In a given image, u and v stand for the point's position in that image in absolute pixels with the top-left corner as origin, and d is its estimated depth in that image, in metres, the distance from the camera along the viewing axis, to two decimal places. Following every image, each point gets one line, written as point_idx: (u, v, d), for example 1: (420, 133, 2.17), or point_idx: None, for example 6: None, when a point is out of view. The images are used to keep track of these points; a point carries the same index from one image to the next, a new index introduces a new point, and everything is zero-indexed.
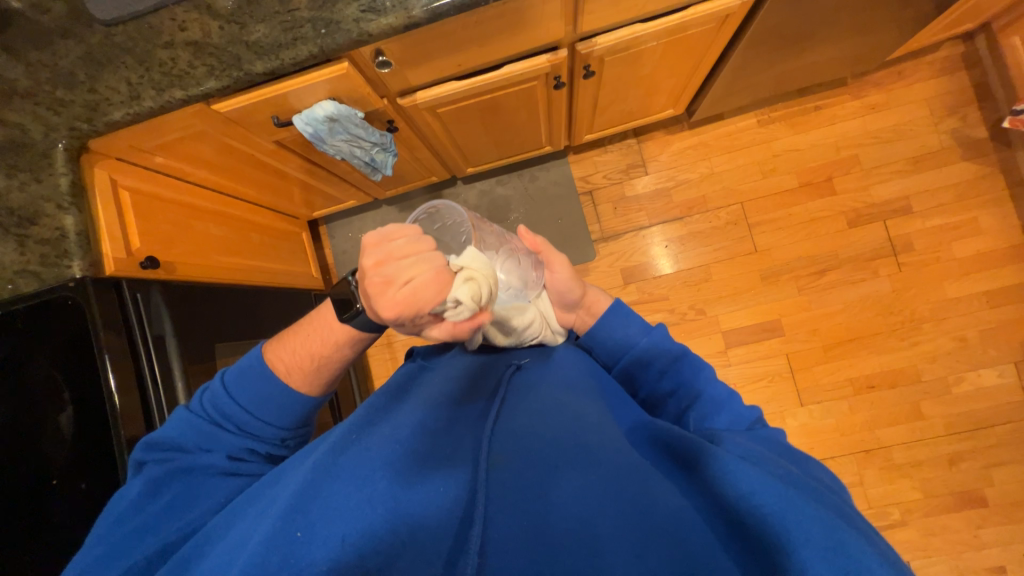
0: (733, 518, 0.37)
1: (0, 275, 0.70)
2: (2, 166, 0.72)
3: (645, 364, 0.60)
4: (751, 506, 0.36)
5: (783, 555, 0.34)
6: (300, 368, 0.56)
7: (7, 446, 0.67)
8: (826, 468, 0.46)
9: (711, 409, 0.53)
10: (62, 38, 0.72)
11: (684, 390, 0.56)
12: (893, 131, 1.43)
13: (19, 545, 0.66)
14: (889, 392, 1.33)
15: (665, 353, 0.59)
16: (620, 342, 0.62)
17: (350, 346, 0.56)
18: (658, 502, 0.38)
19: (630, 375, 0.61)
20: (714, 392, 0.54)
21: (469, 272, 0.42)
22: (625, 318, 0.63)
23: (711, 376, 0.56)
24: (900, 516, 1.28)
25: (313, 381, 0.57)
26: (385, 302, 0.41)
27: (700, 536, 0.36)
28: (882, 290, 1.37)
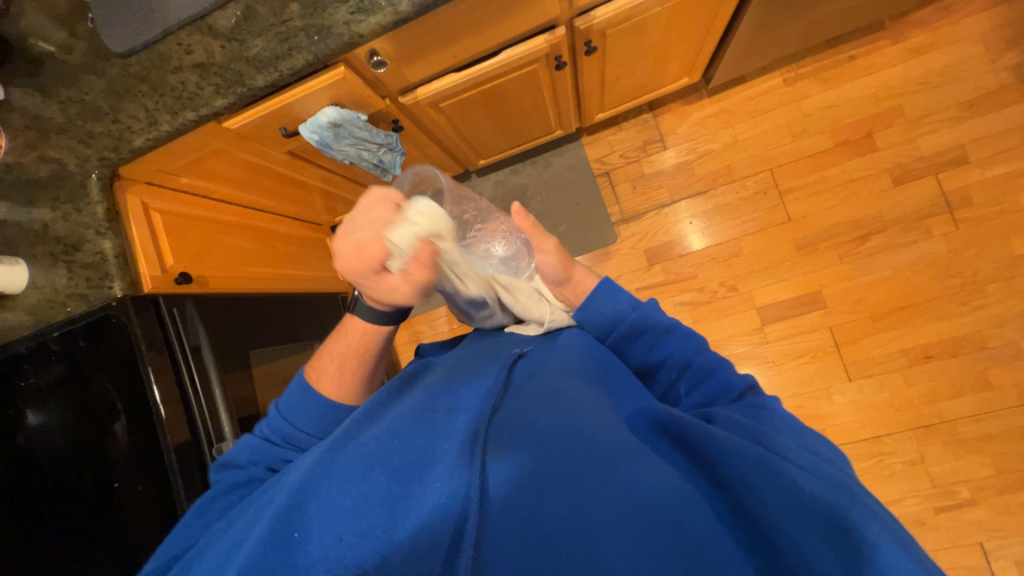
0: (732, 495, 0.41)
1: (54, 299, 0.77)
2: (46, 200, 0.78)
3: (635, 336, 0.59)
4: (746, 485, 0.39)
5: (772, 529, 0.38)
6: (328, 370, 0.62)
7: (83, 450, 0.76)
8: (824, 437, 0.48)
9: (699, 377, 0.56)
10: (86, 74, 0.77)
11: (673, 359, 0.57)
12: (942, 74, 1.29)
13: (96, 538, 0.75)
14: (950, 361, 1.22)
15: (654, 326, 0.59)
16: (609, 316, 0.61)
17: (368, 341, 0.62)
18: (654, 484, 0.41)
19: (619, 351, 0.61)
20: (704, 359, 0.56)
21: (409, 215, 0.51)
22: (613, 295, 0.61)
23: (702, 344, 0.57)
24: (969, 494, 1.18)
25: (342, 386, 0.62)
26: (347, 258, 0.51)
27: (693, 513, 0.40)
28: (937, 250, 1.25)
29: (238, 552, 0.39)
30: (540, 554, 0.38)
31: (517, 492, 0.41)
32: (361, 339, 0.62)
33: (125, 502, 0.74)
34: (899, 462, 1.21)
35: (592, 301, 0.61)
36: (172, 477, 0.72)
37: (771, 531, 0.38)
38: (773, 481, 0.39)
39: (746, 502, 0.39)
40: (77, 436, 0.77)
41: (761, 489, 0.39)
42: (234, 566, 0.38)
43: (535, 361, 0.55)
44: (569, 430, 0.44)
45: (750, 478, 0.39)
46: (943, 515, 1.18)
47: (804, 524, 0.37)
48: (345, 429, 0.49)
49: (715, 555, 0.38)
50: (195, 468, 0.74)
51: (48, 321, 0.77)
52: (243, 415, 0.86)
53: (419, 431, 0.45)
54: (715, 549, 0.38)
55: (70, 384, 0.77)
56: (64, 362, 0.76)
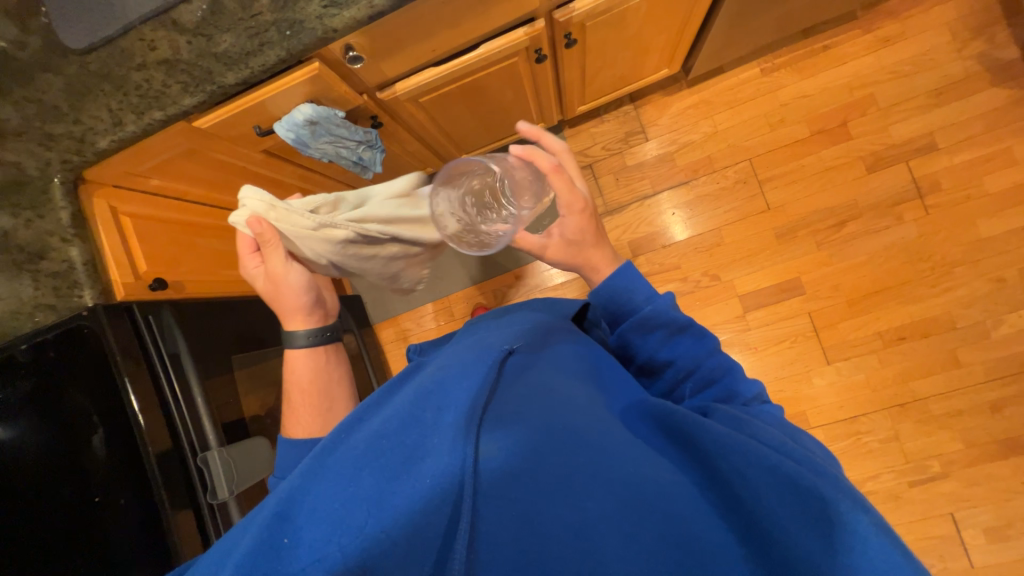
0: (723, 488, 0.42)
1: (20, 311, 0.73)
2: (3, 207, 0.73)
3: (649, 329, 0.61)
4: (741, 479, 0.40)
5: (762, 522, 0.39)
6: (289, 415, 0.68)
7: (56, 466, 0.73)
8: (818, 441, 0.50)
9: (706, 381, 0.58)
10: (42, 72, 0.73)
11: (682, 360, 0.59)
12: (912, 63, 1.32)
13: (78, 552, 0.73)
14: (922, 341, 1.27)
15: (671, 323, 0.60)
16: (625, 304, 0.62)
17: (312, 371, 0.69)
18: (648, 476, 0.42)
19: (630, 340, 0.62)
20: (714, 362, 0.58)
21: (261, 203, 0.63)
22: (632, 284, 0.62)
23: (714, 347, 0.60)
24: (941, 467, 1.23)
25: (306, 424, 0.66)
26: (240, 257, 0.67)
27: (685, 505, 0.41)
28: (908, 235, 1.29)
29: (228, 558, 0.39)
30: (533, 549, 0.39)
31: (509, 488, 0.41)
32: (307, 370, 0.69)
33: (106, 518, 0.72)
34: (876, 440, 1.26)
35: (607, 284, 0.62)
36: (156, 487, 0.70)
37: (763, 522, 0.39)
38: (767, 473, 0.40)
39: (738, 493, 0.40)
40: (50, 452, 0.73)
41: (754, 481, 0.40)
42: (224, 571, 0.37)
43: (529, 357, 0.55)
44: (562, 426, 0.44)
45: (744, 471, 0.40)
46: (917, 488, 1.23)
47: (794, 513, 0.39)
48: (336, 431, 0.49)
49: (707, 545, 0.39)
50: (179, 478, 0.73)
51: (13, 333, 0.74)
52: (227, 421, 0.84)
53: (408, 430, 0.44)
54: (708, 540, 0.39)
55: (37, 398, 0.73)
56: (34, 375, 0.73)
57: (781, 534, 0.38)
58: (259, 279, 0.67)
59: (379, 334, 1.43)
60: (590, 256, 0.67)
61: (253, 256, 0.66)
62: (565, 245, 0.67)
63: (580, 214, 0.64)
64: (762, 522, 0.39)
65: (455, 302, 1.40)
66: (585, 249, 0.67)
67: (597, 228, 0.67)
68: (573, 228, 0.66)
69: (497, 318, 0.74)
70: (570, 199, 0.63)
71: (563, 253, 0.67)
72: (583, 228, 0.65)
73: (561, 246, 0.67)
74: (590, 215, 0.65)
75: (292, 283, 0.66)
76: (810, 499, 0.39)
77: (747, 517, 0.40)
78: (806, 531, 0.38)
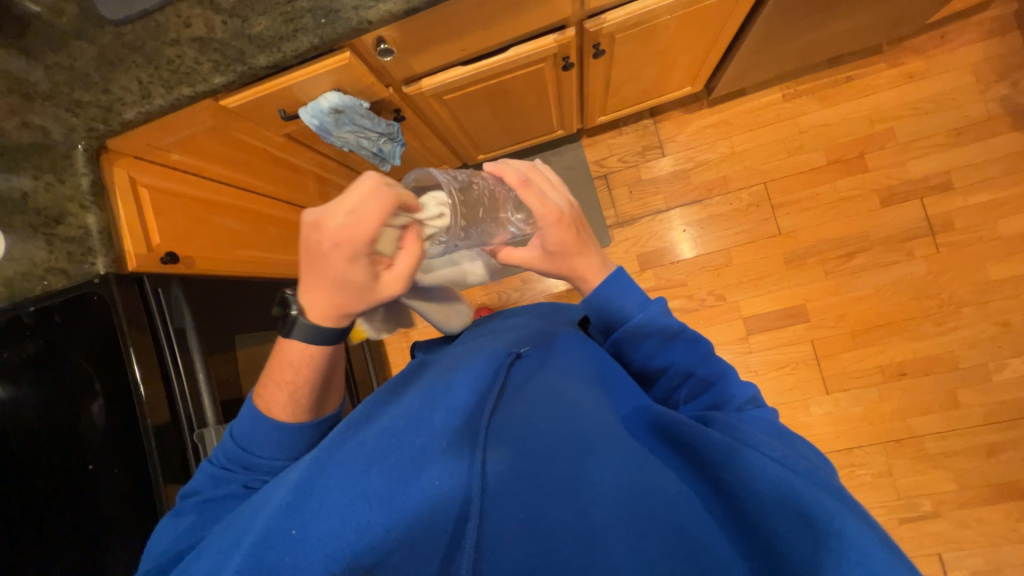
0: (729, 501, 0.42)
1: (32, 273, 0.74)
2: (28, 169, 0.74)
3: (642, 337, 0.60)
4: (747, 491, 0.40)
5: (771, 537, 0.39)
6: (273, 396, 0.56)
7: (54, 430, 0.74)
8: (813, 446, 0.50)
9: (701, 387, 0.57)
10: (76, 40, 0.74)
11: (676, 366, 0.59)
12: (934, 101, 1.33)
13: (67, 518, 0.73)
14: (923, 379, 1.27)
15: (663, 329, 0.59)
16: (617, 313, 0.61)
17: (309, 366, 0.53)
18: (654, 486, 0.42)
19: (624, 347, 0.61)
20: (710, 367, 0.58)
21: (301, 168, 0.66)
22: (624, 290, 0.62)
23: (708, 350, 0.59)
24: (932, 507, 1.23)
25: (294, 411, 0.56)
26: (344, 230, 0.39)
27: (691, 516, 0.41)
28: (917, 272, 1.29)
29: (233, 549, 0.39)
30: (541, 553, 0.38)
31: (517, 491, 0.41)
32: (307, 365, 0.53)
33: (97, 486, 0.73)
34: (869, 473, 1.25)
35: (600, 292, 0.61)
36: (151, 461, 0.70)
37: (767, 534, 0.39)
38: (772, 484, 0.40)
39: (742, 505, 0.41)
40: (50, 415, 0.74)
41: (759, 493, 0.40)
42: (230, 567, 0.37)
43: (539, 360, 0.55)
44: (569, 431, 0.45)
45: (748, 483, 0.40)
46: (906, 525, 1.23)
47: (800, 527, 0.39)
48: (344, 424, 0.49)
49: (712, 557, 0.39)
50: (176, 451, 0.73)
51: (25, 294, 0.74)
52: (226, 400, 0.84)
53: (417, 429, 0.45)
54: (713, 552, 0.39)
55: (43, 361, 0.74)
56: (42, 338, 0.74)
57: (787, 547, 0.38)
58: (352, 298, 0.45)
59: None
60: (575, 265, 0.64)
61: (354, 264, 0.42)
62: (545, 257, 0.63)
63: (558, 227, 0.61)
64: (769, 536, 0.39)
65: None
66: (568, 258, 0.64)
67: (580, 236, 0.64)
68: (553, 240, 0.62)
69: (507, 320, 0.74)
70: (543, 212, 0.59)
71: (546, 263, 0.65)
72: (564, 238, 0.62)
73: (543, 257, 0.64)
74: (569, 224, 0.61)
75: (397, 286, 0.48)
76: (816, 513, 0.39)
77: (751, 530, 0.40)
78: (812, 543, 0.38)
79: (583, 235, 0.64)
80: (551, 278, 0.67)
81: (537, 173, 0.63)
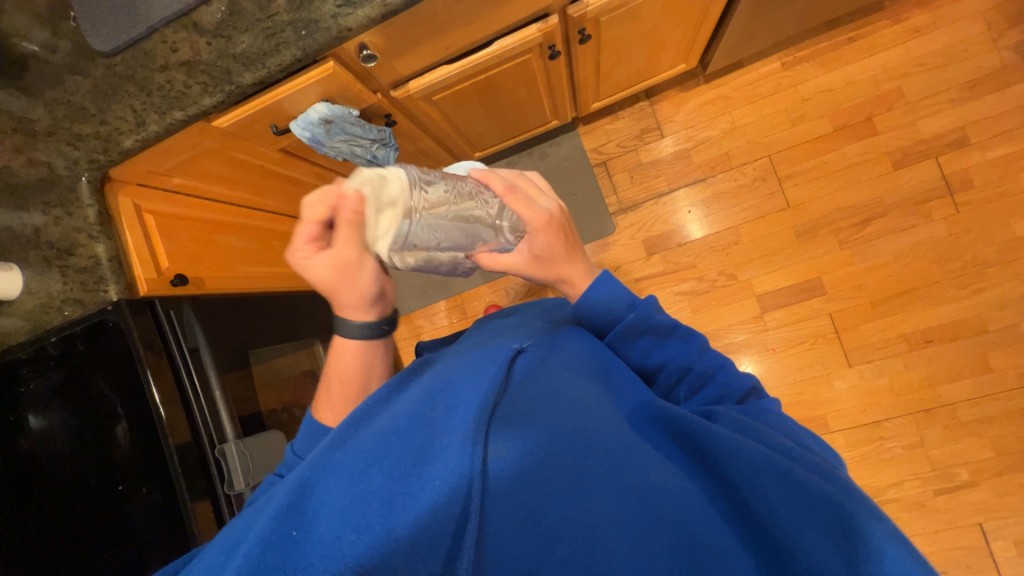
0: (735, 495, 0.41)
1: (50, 304, 0.77)
2: (37, 205, 0.77)
3: (636, 335, 0.60)
4: (752, 485, 0.40)
5: (778, 532, 0.39)
6: (327, 400, 0.62)
7: (84, 454, 0.77)
8: (817, 438, 0.51)
9: (700, 381, 0.58)
10: (71, 75, 0.75)
11: (673, 363, 0.59)
12: (942, 55, 1.27)
13: (102, 539, 0.75)
14: (950, 345, 1.22)
15: (657, 326, 0.59)
16: (608, 316, 0.61)
17: (359, 361, 0.61)
18: (657, 481, 0.41)
19: (618, 349, 0.61)
20: (705, 362, 0.58)
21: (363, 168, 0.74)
22: (613, 294, 0.60)
23: (703, 345, 0.60)
24: (969, 476, 1.19)
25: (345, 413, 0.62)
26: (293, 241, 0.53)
27: (695, 512, 0.40)
28: (937, 234, 1.24)
29: (234, 553, 0.39)
30: (541, 552, 0.39)
31: (517, 489, 0.41)
32: (357, 359, 0.61)
33: (129, 506, 0.75)
34: (900, 446, 1.22)
35: (589, 296, 0.60)
36: (177, 481, 0.72)
37: (772, 529, 0.39)
38: (777, 479, 0.40)
39: (748, 499, 0.40)
40: (79, 440, 0.77)
41: (765, 488, 0.40)
42: (232, 567, 0.38)
43: (540, 356, 0.55)
44: (571, 427, 0.44)
45: (753, 478, 0.40)
46: (943, 496, 1.19)
47: (805, 522, 0.39)
48: (344, 426, 0.49)
49: (718, 551, 0.38)
50: (199, 469, 0.74)
51: (45, 327, 0.77)
52: (244, 416, 0.86)
53: (417, 428, 0.45)
54: (717, 546, 0.39)
55: (69, 389, 0.77)
56: (64, 367, 0.77)
57: (794, 544, 0.38)
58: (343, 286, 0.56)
59: (392, 331, 1.45)
60: (563, 271, 0.63)
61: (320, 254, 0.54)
62: (533, 261, 0.63)
63: (545, 232, 0.60)
64: (777, 532, 0.39)
65: (467, 300, 1.41)
66: (556, 264, 0.63)
67: (569, 242, 0.63)
68: (541, 245, 0.61)
69: (506, 318, 0.74)
70: (530, 218, 0.59)
71: (534, 268, 0.64)
72: (552, 244, 0.61)
73: (530, 261, 0.63)
74: (557, 229, 0.61)
75: (359, 271, 0.55)
76: (821, 507, 0.39)
77: (755, 525, 0.40)
78: (823, 538, 0.38)
79: (571, 241, 0.64)
80: (537, 284, 0.66)
81: (526, 182, 0.64)
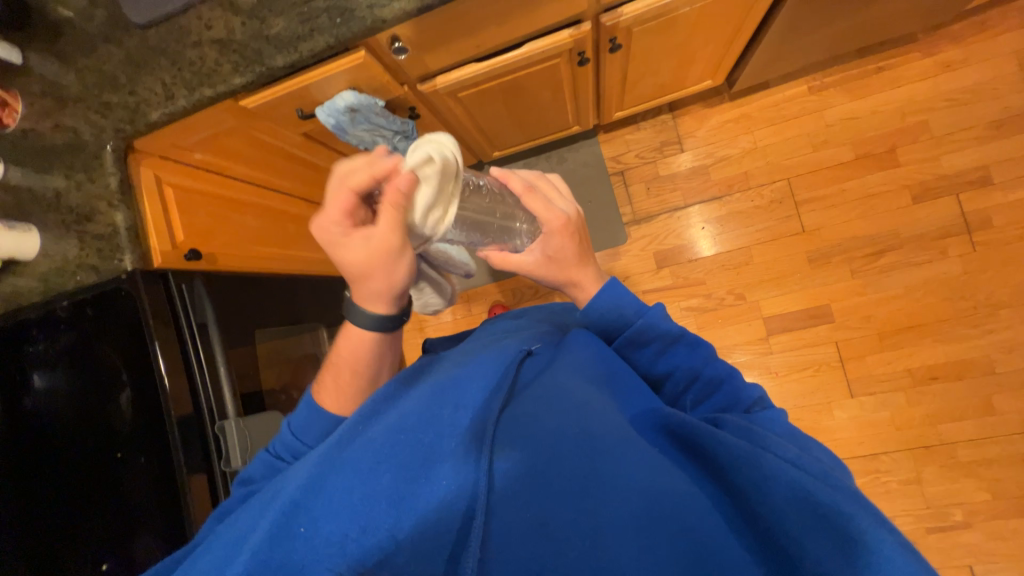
0: (741, 503, 0.42)
1: (64, 269, 0.77)
2: (61, 168, 0.78)
3: (642, 344, 0.60)
4: (758, 493, 0.40)
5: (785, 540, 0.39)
6: (324, 383, 0.60)
7: (88, 420, 0.78)
8: (825, 447, 0.51)
9: (709, 389, 0.57)
10: (105, 43, 0.76)
11: (680, 370, 0.58)
12: (972, 92, 1.26)
13: (100, 503, 0.77)
14: (955, 384, 1.21)
15: (663, 334, 0.59)
16: (616, 321, 0.62)
17: (361, 356, 0.57)
18: (665, 486, 0.41)
19: (625, 356, 0.61)
20: (714, 370, 0.58)
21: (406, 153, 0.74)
22: (619, 299, 0.62)
23: (710, 354, 0.59)
24: (963, 517, 1.17)
25: (342, 401, 0.59)
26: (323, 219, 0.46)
27: (701, 519, 0.40)
28: (951, 271, 1.23)
29: (240, 547, 0.40)
30: (548, 556, 0.38)
31: (524, 492, 0.41)
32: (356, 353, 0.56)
33: (126, 472, 0.76)
34: (895, 480, 1.21)
35: (597, 304, 0.62)
36: (176, 451, 0.72)
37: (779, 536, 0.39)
38: (784, 486, 0.40)
39: (754, 506, 0.40)
40: (84, 405, 0.78)
41: (771, 495, 0.40)
42: (238, 562, 0.38)
43: (548, 361, 0.55)
44: (578, 432, 0.44)
45: (761, 485, 0.40)
46: (935, 535, 1.18)
47: (814, 531, 0.38)
48: (351, 422, 0.50)
49: (723, 559, 0.38)
50: (198, 442, 0.75)
51: (58, 290, 0.77)
52: (245, 392, 0.86)
53: (425, 426, 0.46)
54: (722, 554, 0.39)
55: (76, 355, 0.78)
56: (75, 332, 0.78)
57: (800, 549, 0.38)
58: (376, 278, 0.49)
59: None
60: (573, 274, 0.65)
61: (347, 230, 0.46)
62: (545, 262, 0.64)
63: (560, 234, 0.62)
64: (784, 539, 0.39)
65: (474, 298, 1.41)
66: (569, 268, 0.65)
67: (582, 246, 0.65)
68: (555, 246, 0.63)
69: (518, 318, 0.75)
70: (547, 218, 0.61)
71: (545, 268, 0.65)
72: (566, 246, 0.63)
73: (541, 262, 0.64)
74: (572, 232, 0.63)
75: (396, 260, 0.47)
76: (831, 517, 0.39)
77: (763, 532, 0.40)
78: (829, 546, 0.38)
79: (584, 246, 0.65)
80: (546, 284, 0.66)
81: (546, 184, 0.66)
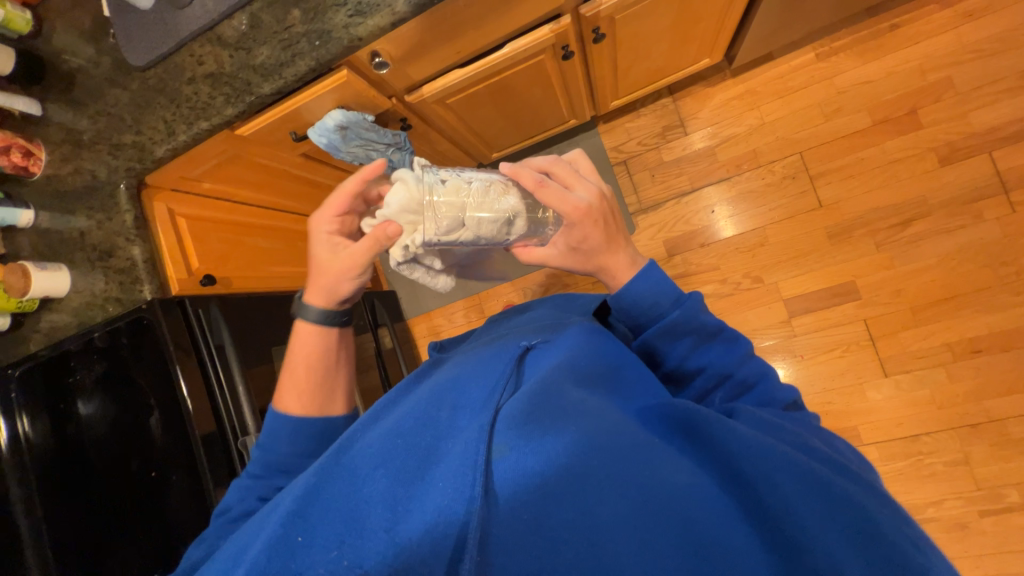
0: (750, 495, 0.41)
1: (94, 303, 0.83)
2: (81, 209, 0.83)
3: (677, 336, 0.58)
4: (763, 481, 0.40)
5: (795, 533, 0.38)
6: (283, 388, 0.64)
7: (125, 441, 0.84)
8: (850, 445, 0.52)
9: (740, 389, 0.57)
10: (111, 88, 0.81)
11: (713, 368, 0.58)
12: (999, 41, 1.18)
13: (142, 519, 0.83)
14: (1000, 355, 1.13)
15: (700, 328, 0.58)
16: (650, 311, 0.59)
17: (319, 350, 0.64)
18: (668, 479, 0.41)
19: (656, 346, 0.59)
20: (745, 371, 0.58)
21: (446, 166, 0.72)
22: (658, 286, 0.59)
23: (747, 352, 0.59)
24: (1020, 498, 1.10)
25: (305, 398, 0.63)
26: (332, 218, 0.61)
27: (706, 507, 0.40)
28: (988, 236, 1.15)
29: (246, 554, 0.42)
30: (546, 554, 0.38)
31: (521, 491, 0.41)
32: (312, 346, 0.64)
33: (163, 490, 0.81)
34: (940, 462, 1.14)
35: (633, 290, 0.58)
36: (201, 466, 0.76)
37: (787, 528, 0.39)
38: (790, 471, 0.40)
39: (761, 494, 0.40)
40: (121, 427, 0.85)
41: (777, 483, 0.40)
42: (242, 567, 0.40)
43: (548, 353, 0.56)
44: (579, 427, 0.43)
45: (769, 474, 0.40)
46: (988, 518, 1.11)
47: (824, 522, 0.38)
48: (355, 429, 0.51)
49: (730, 549, 0.37)
50: (221, 458, 0.78)
51: (90, 322, 0.83)
52: (265, 408, 0.90)
53: (424, 429, 0.47)
54: (730, 548, 0.37)
55: (115, 381, 0.85)
56: (109, 361, 0.84)
57: (811, 540, 0.38)
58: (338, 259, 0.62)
59: (412, 329, 1.48)
60: (603, 262, 0.61)
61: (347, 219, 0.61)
62: (571, 253, 0.61)
63: (584, 225, 0.58)
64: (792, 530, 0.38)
65: (485, 300, 1.42)
66: (596, 256, 0.60)
67: (611, 230, 0.60)
68: (578, 237, 0.59)
69: (519, 316, 0.74)
70: (564, 210, 0.57)
71: (573, 259, 0.62)
72: (589, 236, 0.59)
73: (567, 253, 0.61)
74: (596, 221, 0.58)
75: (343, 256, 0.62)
76: (842, 510, 0.39)
77: (771, 524, 0.39)
78: (840, 535, 0.38)
79: (613, 231, 0.60)
80: (578, 274, 0.64)
81: (562, 168, 0.61)
